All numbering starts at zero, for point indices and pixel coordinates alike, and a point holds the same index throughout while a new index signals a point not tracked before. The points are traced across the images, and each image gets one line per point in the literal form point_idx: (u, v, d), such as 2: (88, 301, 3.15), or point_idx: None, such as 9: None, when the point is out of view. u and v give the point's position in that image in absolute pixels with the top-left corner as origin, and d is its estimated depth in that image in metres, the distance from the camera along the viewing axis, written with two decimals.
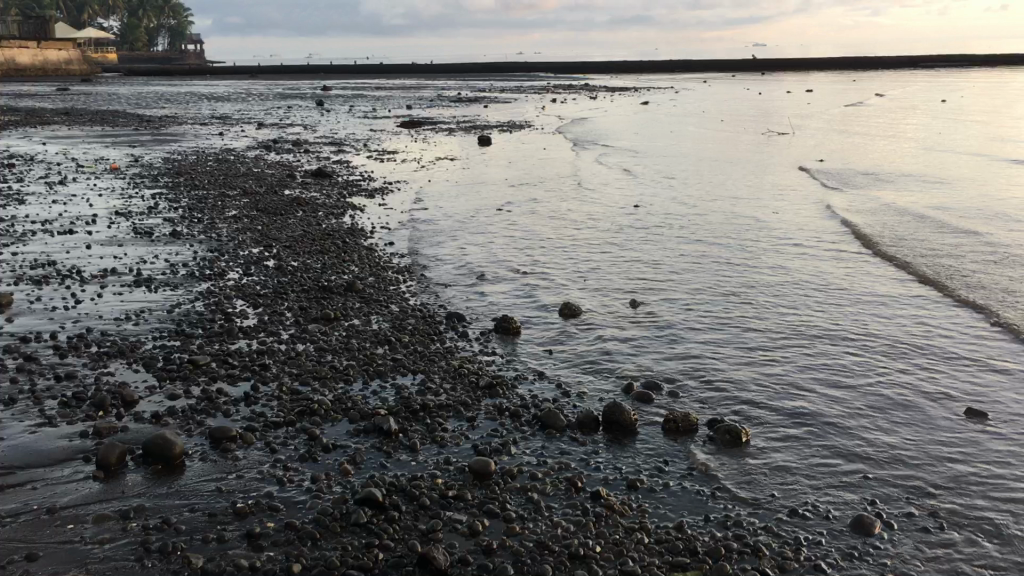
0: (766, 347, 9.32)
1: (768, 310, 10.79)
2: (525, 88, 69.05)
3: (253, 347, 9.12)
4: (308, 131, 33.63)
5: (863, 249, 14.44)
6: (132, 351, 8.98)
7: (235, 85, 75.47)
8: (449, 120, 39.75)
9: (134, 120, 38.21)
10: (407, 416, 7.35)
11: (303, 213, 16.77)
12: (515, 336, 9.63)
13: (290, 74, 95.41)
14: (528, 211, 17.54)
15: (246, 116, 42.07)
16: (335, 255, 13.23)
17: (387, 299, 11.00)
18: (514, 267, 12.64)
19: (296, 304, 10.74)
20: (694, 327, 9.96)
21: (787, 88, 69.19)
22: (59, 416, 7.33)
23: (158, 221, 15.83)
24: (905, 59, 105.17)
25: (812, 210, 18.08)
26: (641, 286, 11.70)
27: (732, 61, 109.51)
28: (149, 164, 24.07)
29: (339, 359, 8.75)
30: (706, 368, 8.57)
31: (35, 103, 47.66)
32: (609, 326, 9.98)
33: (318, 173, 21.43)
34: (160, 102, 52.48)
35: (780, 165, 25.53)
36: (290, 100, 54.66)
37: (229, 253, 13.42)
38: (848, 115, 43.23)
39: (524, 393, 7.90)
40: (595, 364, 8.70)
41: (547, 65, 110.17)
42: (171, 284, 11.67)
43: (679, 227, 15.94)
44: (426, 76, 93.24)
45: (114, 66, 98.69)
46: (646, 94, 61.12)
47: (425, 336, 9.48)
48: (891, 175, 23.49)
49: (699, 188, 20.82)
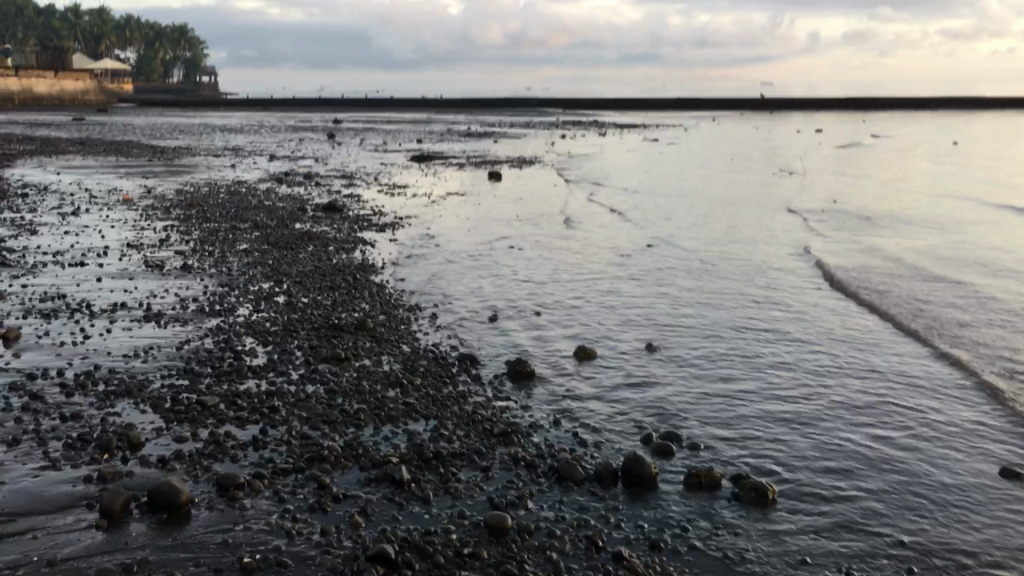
0: (786, 395, 9.14)
1: (788, 356, 10.59)
2: (536, 123, 69.22)
3: (262, 387, 8.93)
4: (320, 165, 33.62)
5: (881, 295, 14.24)
6: (139, 391, 8.79)
7: (248, 117, 75.79)
8: (462, 154, 39.77)
9: (148, 151, 38.32)
10: (420, 465, 7.15)
11: (315, 248, 16.65)
12: (529, 380, 9.44)
13: (304, 106, 95.91)
14: (541, 249, 17.40)
15: (259, 147, 42.16)
16: (347, 292, 13.08)
17: (399, 339, 10.82)
18: (528, 307, 12.47)
19: (307, 342, 10.56)
20: (712, 373, 9.79)
21: (798, 127, 69.26)
22: (63, 458, 7.14)
23: (169, 255, 15.71)
24: (916, 100, 105.45)
25: (827, 253, 17.90)
26: (657, 328, 11.53)
27: (742, 99, 109.95)
28: (161, 195, 24.04)
29: (350, 402, 8.55)
30: (725, 418, 8.39)
31: (50, 132, 47.90)
32: (625, 370, 9.81)
33: (330, 207, 21.35)
34: (174, 132, 52.74)
35: (794, 206, 25.38)
36: (303, 132, 54.89)
37: (240, 288, 13.28)
38: (861, 156, 43.16)
39: (539, 442, 7.71)
40: (611, 412, 8.52)
41: (558, 101, 110.67)
42: (180, 319, 11.52)
43: (694, 268, 15.78)
44: (437, 110, 93.67)
45: (128, 96, 99.46)
46: (657, 132, 61.23)
47: (437, 379, 9.29)
48: (906, 218, 23.33)
49: (713, 227, 20.66)
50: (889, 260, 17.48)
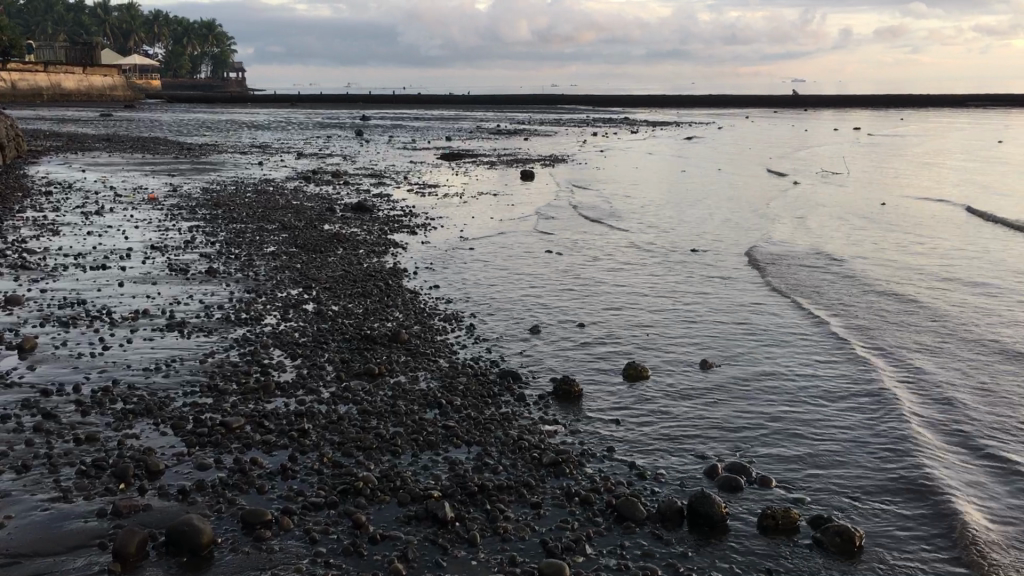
0: (860, 422, 8.42)
1: (851, 372, 9.89)
2: (565, 121, 68.48)
3: (291, 407, 8.30)
4: (349, 163, 33.14)
5: (938, 302, 13.47)
6: (159, 410, 8.20)
7: (273, 114, 75.62)
8: (491, 152, 39.13)
9: (175, 148, 37.92)
10: (464, 500, 6.51)
11: (344, 251, 16.06)
12: (576, 401, 8.77)
13: (332, 104, 95.58)
14: (579, 254, 16.71)
15: (286, 145, 41.72)
16: (378, 300, 12.47)
17: (435, 352, 10.17)
18: (570, 318, 11.83)
19: (337, 355, 9.95)
20: (775, 396, 9.07)
21: (831, 126, 68.07)
22: (76, 489, 6.54)
23: (194, 257, 15.19)
24: (951, 99, 103.65)
25: (877, 257, 17.13)
26: (710, 344, 10.83)
27: (772, 97, 108.60)
28: (187, 194, 23.55)
29: (386, 425, 7.91)
30: (796, 450, 7.70)
31: (77, 129, 47.70)
32: (682, 392, 9.11)
33: (359, 208, 20.77)
34: (200, 129, 52.37)
35: (835, 208, 24.54)
36: (330, 129, 54.43)
37: (267, 294, 12.70)
38: (899, 157, 42.12)
39: (593, 474, 7.04)
40: (670, 439, 7.85)
41: (584, 98, 109.83)
42: (204, 328, 10.95)
43: (739, 275, 15.08)
44: (465, 107, 93.07)
45: (156, 92, 99.56)
46: (689, 130, 60.25)
47: (478, 399, 8.63)
48: (955, 219, 22.48)
49: (754, 232, 19.90)
50: (943, 263, 16.66)
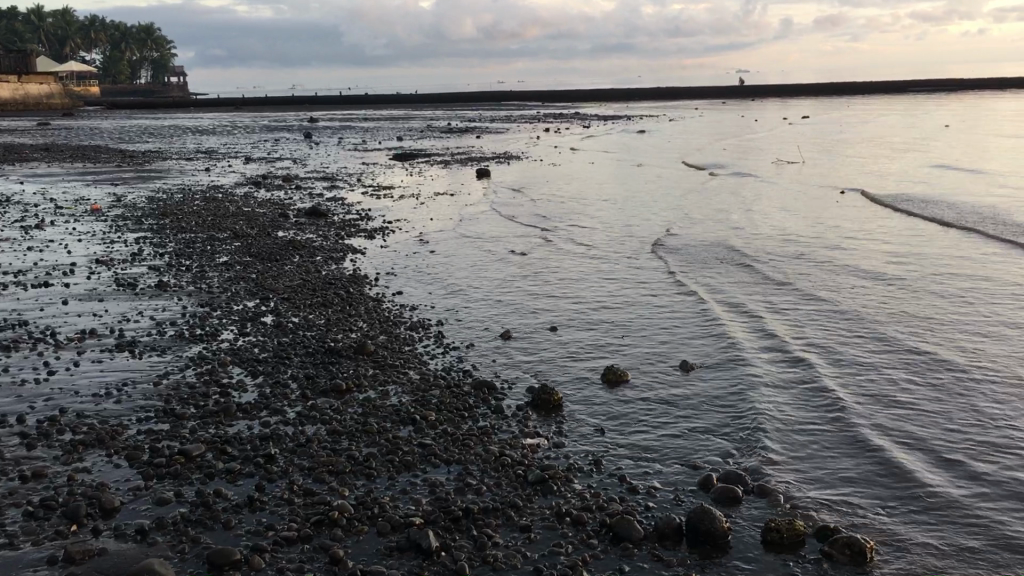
0: (853, 421, 8.13)
1: (833, 369, 9.66)
2: (516, 118, 68.09)
3: (254, 431, 7.78)
4: (299, 166, 32.41)
5: (909, 292, 13.33)
6: (111, 440, 7.64)
7: (218, 118, 74.23)
8: (444, 152, 38.58)
9: (118, 156, 36.78)
10: (449, 526, 6.07)
11: (300, 258, 15.48)
12: (556, 410, 8.38)
13: (277, 106, 94.12)
14: (543, 253, 16.31)
15: (233, 150, 40.68)
16: (340, 309, 11.96)
17: (403, 363, 9.69)
18: (541, 322, 11.45)
19: (301, 371, 9.42)
20: (763, 396, 8.74)
21: (780, 115, 68.50)
22: (22, 534, 5.99)
23: (143, 271, 14.52)
24: (894, 85, 105.05)
25: (842, 248, 16.99)
26: (689, 344, 10.50)
27: (718, 88, 109.23)
28: (133, 203, 22.71)
29: (358, 446, 7.43)
30: (792, 454, 7.37)
31: (15, 139, 46.15)
32: (664, 396, 8.76)
33: (313, 213, 20.16)
34: (144, 136, 51.03)
35: (794, 198, 24.44)
36: (278, 132, 53.41)
37: (222, 307, 12.11)
38: (850, 145, 42.34)
39: (582, 491, 6.64)
40: (659, 448, 7.49)
41: (532, 94, 109.42)
42: (157, 347, 10.36)
43: (708, 270, 14.81)
44: (413, 106, 92.10)
45: (96, 99, 97.18)
46: (640, 124, 60.19)
47: (454, 414, 8.18)
48: (914, 206, 22.52)
49: (718, 224, 19.67)
50: (910, 251, 16.55)
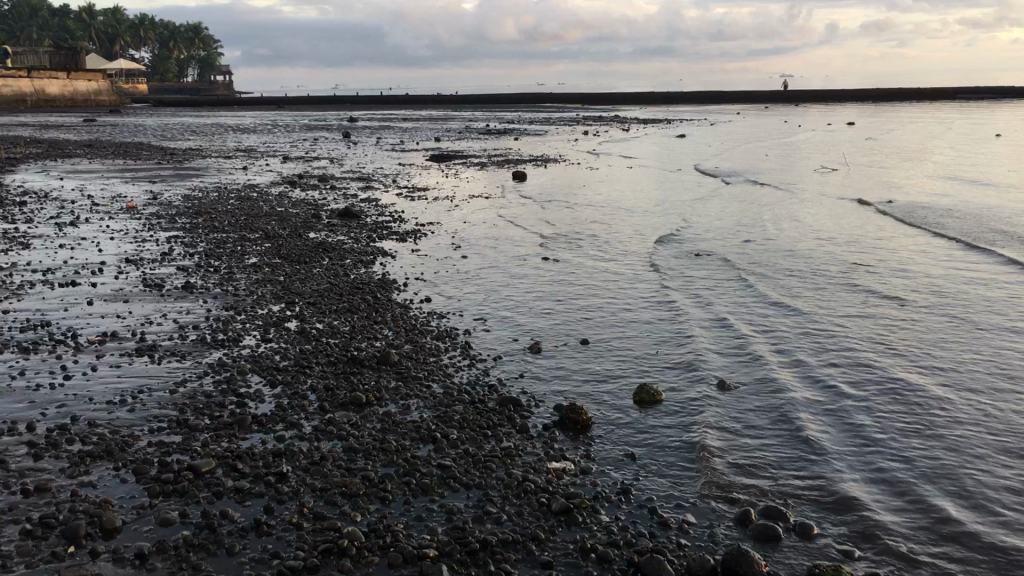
0: (901, 453, 7.63)
1: (879, 392, 9.18)
2: (556, 120, 67.66)
3: (268, 446, 7.45)
4: (335, 166, 32.26)
5: (959, 310, 12.77)
6: (120, 452, 7.34)
7: (260, 116, 74.57)
8: (481, 153, 38.26)
9: (157, 153, 36.88)
10: (466, 559, 5.70)
11: (330, 261, 15.19)
12: (585, 431, 7.96)
13: (319, 105, 94.50)
14: (579, 261, 15.91)
15: (272, 148, 40.68)
16: (366, 316, 11.63)
17: (428, 376, 9.32)
18: (573, 334, 11.05)
19: (321, 381, 9.09)
20: (804, 422, 8.27)
21: (825, 121, 67.37)
22: (18, 554, 5.69)
23: (171, 271, 14.31)
24: (942, 91, 103.06)
25: (889, 261, 16.40)
26: (728, 362, 10.03)
27: (761, 92, 107.89)
28: (168, 202, 22.62)
29: (374, 466, 7.07)
30: (835, 488, 6.91)
31: (59, 134, 46.52)
32: (700, 418, 8.33)
33: (345, 214, 19.91)
34: (185, 134, 51.28)
35: (839, 208, 23.77)
36: (317, 131, 53.41)
37: (246, 311, 11.82)
38: (897, 152, 41.34)
39: (608, 523, 6.24)
40: (693, 476, 7.07)
41: (572, 95, 108.78)
42: (177, 352, 10.08)
43: (749, 283, 14.33)
44: (453, 107, 91.93)
45: (142, 96, 98.18)
46: (682, 128, 59.44)
47: (476, 433, 7.79)
48: (962, 219, 21.79)
49: (758, 234, 19.14)
50: (959, 267, 15.91)
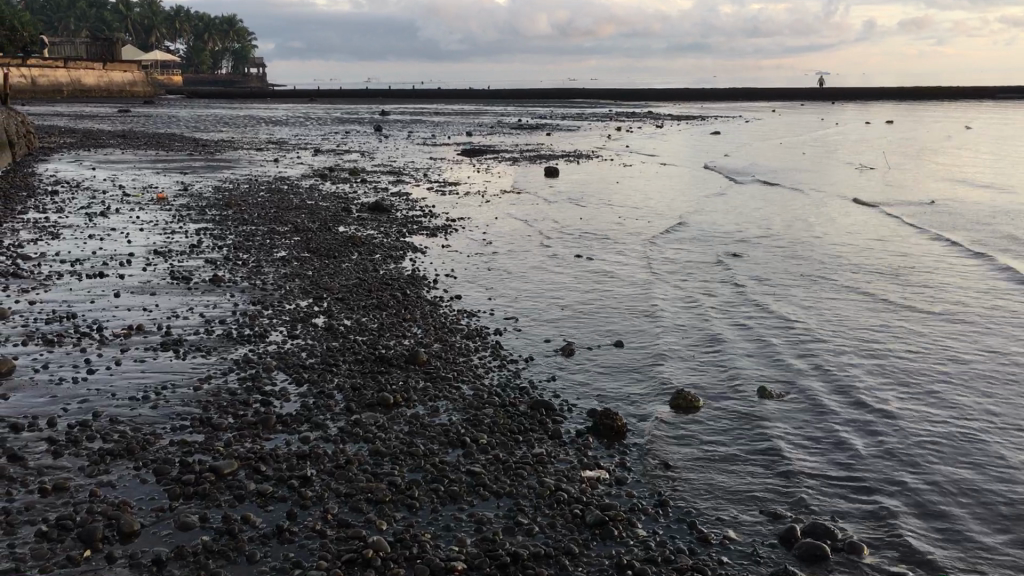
0: (953, 472, 7.25)
1: (926, 403, 8.83)
2: (588, 115, 67.22)
3: (292, 447, 7.22)
4: (366, 159, 32.12)
5: (1005, 317, 12.38)
6: (141, 450, 7.14)
7: (292, 108, 74.72)
8: (513, 148, 37.96)
9: (190, 144, 36.94)
10: (496, 573, 5.44)
11: (359, 256, 14.99)
12: (618, 438, 7.66)
13: (351, 98, 94.62)
14: (611, 260, 15.63)
15: (303, 141, 40.67)
16: (395, 313, 11.39)
17: (457, 377, 9.06)
18: (607, 335, 10.77)
19: (348, 380, 8.86)
20: (849, 435, 7.92)
21: (861, 119, 66.44)
22: (32, 557, 5.49)
23: (199, 264, 14.16)
24: (982, 90, 101.31)
25: (929, 264, 15.98)
26: (767, 369, 9.68)
27: (796, 90, 106.61)
28: (198, 194, 22.53)
29: (401, 471, 6.81)
30: (885, 507, 6.55)
31: (93, 125, 46.80)
32: (740, 428, 8.00)
33: (376, 208, 19.73)
34: (218, 125, 51.42)
35: (878, 209, 23.28)
36: (349, 124, 53.39)
37: (274, 306, 11.62)
38: (936, 152, 40.54)
39: (646, 537, 5.95)
40: (735, 489, 6.75)
41: (603, 92, 108.07)
42: (203, 347, 9.90)
43: (786, 286, 13.98)
44: (485, 101, 91.73)
45: (176, 88, 98.72)
46: (716, 125, 58.78)
47: (507, 438, 7.52)
48: (1005, 222, 21.25)
49: (795, 236, 18.72)
50: (1004, 272, 15.41)
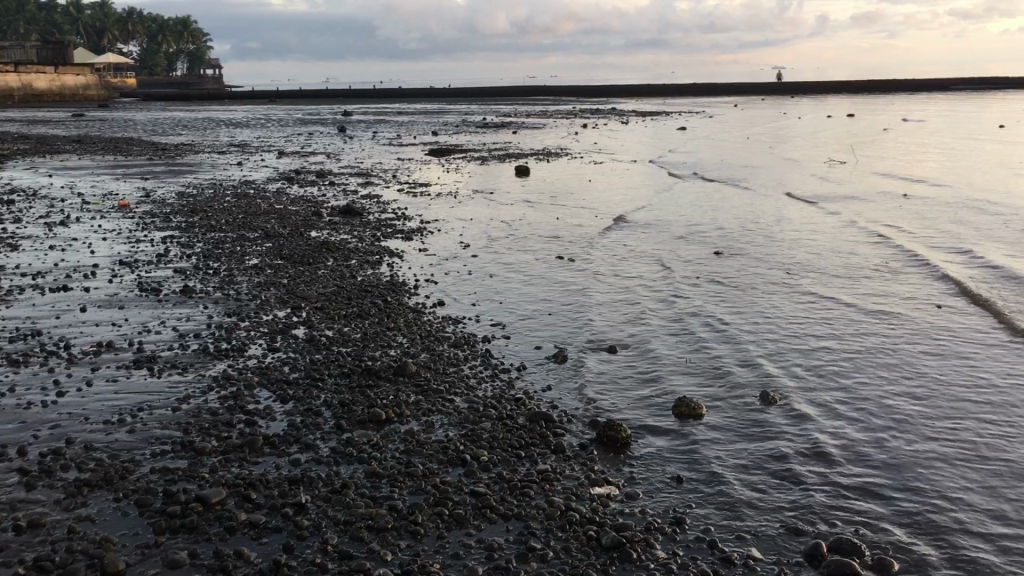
0: (973, 479, 6.99)
1: (929, 405, 8.64)
2: (552, 113, 66.92)
3: (282, 471, 6.81)
4: (332, 161, 31.53)
5: (993, 312, 12.28)
6: (120, 480, 6.69)
7: (252, 109, 73.57)
8: (480, 147, 37.54)
9: (149, 149, 36.07)
10: None
11: (335, 262, 14.54)
12: (623, 450, 7.34)
13: (310, 99, 93.50)
14: (593, 262, 15.33)
15: (266, 143, 39.95)
16: (379, 321, 11.00)
17: (450, 389, 8.68)
18: (599, 340, 10.46)
19: (334, 396, 8.45)
20: (860, 442, 7.64)
21: (823, 113, 66.85)
22: None
23: (168, 274, 13.63)
24: (938, 82, 102.62)
25: (910, 259, 15.87)
26: (767, 374, 9.39)
27: (757, 84, 107.24)
28: (161, 200, 21.88)
29: (401, 495, 6.43)
30: (910, 519, 6.27)
31: (48, 130, 45.60)
32: (748, 435, 7.70)
33: (347, 211, 19.26)
34: (177, 128, 50.40)
35: (852, 204, 23.24)
36: (311, 125, 52.66)
37: (250, 317, 11.16)
38: (900, 145, 40.79)
39: (666, 559, 5.62)
40: (753, 503, 6.44)
41: (564, 89, 107.77)
42: (178, 363, 9.43)
43: (772, 285, 13.79)
44: (446, 100, 91.19)
45: (132, 91, 96.95)
46: (681, 120, 58.81)
47: (509, 454, 7.17)
48: (978, 213, 21.29)
49: (774, 233, 18.54)
50: (988, 265, 15.31)
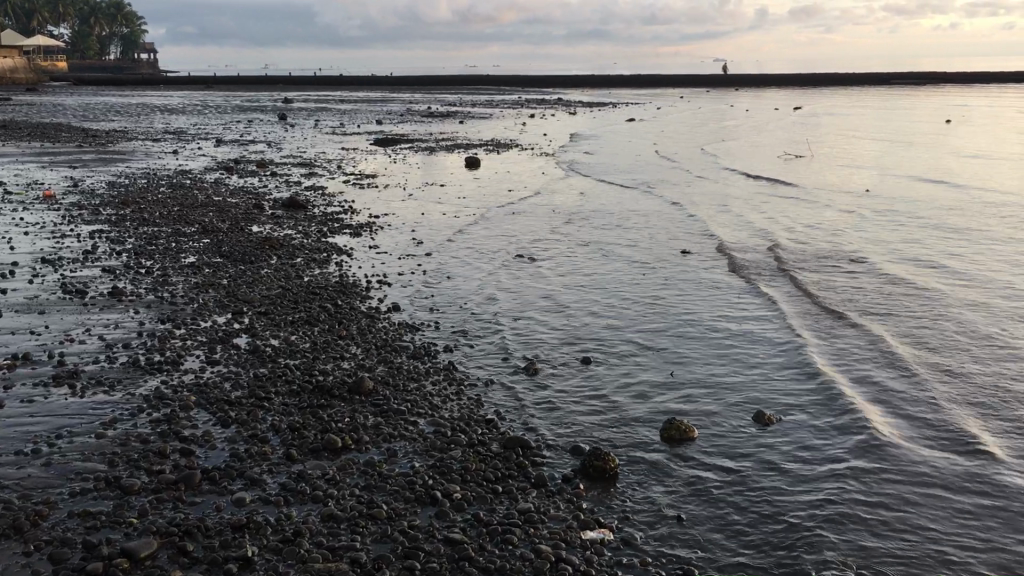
0: (1002, 512, 6.34)
1: (927, 420, 8.08)
2: (497, 102, 65.95)
3: (224, 515, 5.88)
4: (273, 150, 30.23)
5: (968, 315, 11.87)
6: (32, 528, 5.69)
7: (188, 96, 71.25)
8: (428, 137, 36.48)
9: (78, 135, 34.28)
10: None
11: (278, 261, 13.51)
12: (612, 484, 6.54)
13: (249, 85, 91.17)
14: (553, 262, 14.56)
15: (202, 131, 38.34)
16: (330, 329, 10.05)
17: (411, 409, 7.80)
18: (571, 353, 9.69)
19: (281, 419, 7.52)
20: (868, 469, 6.99)
21: (767, 106, 67.01)
22: None
23: (95, 274, 12.47)
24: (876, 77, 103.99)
25: (875, 258, 15.46)
26: (754, 391, 8.71)
27: (698, 76, 107.46)
28: (89, 190, 20.50)
29: (364, 543, 5.56)
30: (947, 565, 5.59)
31: None
32: (747, 464, 6.99)
33: (290, 204, 18.21)
34: (110, 113, 48.33)
35: (808, 201, 22.86)
36: (251, 113, 50.93)
37: (187, 324, 10.10)
38: (847, 139, 40.83)
39: None
40: (762, 548, 5.74)
41: (507, 79, 106.83)
42: (103, 379, 8.38)
43: (741, 287, 13.20)
44: (388, 88, 89.62)
45: (61, 74, 93.30)
46: (630, 112, 58.37)
47: (484, 490, 6.32)
48: (935, 212, 21.06)
49: (737, 232, 18.00)
50: (954, 267, 14.97)
